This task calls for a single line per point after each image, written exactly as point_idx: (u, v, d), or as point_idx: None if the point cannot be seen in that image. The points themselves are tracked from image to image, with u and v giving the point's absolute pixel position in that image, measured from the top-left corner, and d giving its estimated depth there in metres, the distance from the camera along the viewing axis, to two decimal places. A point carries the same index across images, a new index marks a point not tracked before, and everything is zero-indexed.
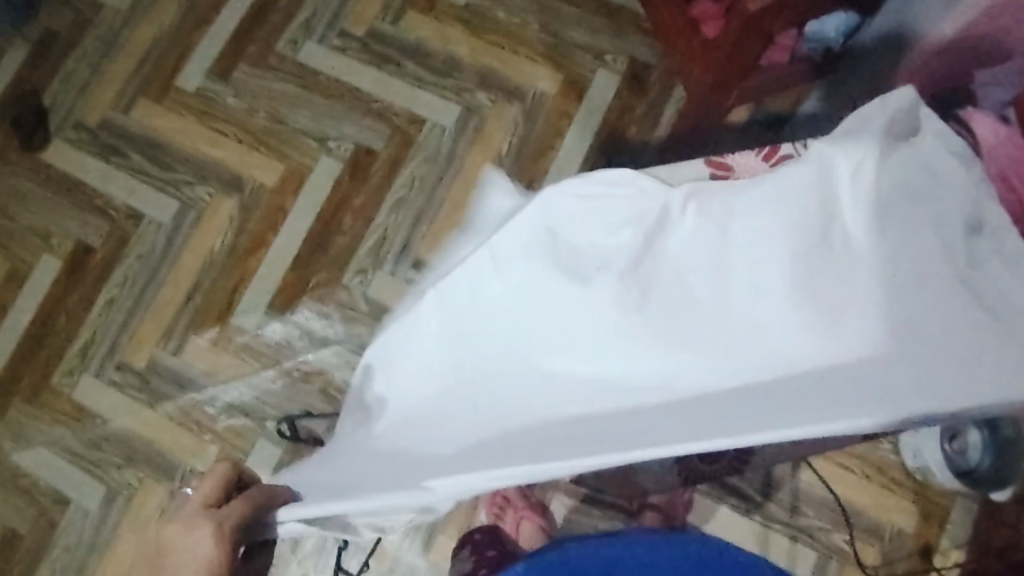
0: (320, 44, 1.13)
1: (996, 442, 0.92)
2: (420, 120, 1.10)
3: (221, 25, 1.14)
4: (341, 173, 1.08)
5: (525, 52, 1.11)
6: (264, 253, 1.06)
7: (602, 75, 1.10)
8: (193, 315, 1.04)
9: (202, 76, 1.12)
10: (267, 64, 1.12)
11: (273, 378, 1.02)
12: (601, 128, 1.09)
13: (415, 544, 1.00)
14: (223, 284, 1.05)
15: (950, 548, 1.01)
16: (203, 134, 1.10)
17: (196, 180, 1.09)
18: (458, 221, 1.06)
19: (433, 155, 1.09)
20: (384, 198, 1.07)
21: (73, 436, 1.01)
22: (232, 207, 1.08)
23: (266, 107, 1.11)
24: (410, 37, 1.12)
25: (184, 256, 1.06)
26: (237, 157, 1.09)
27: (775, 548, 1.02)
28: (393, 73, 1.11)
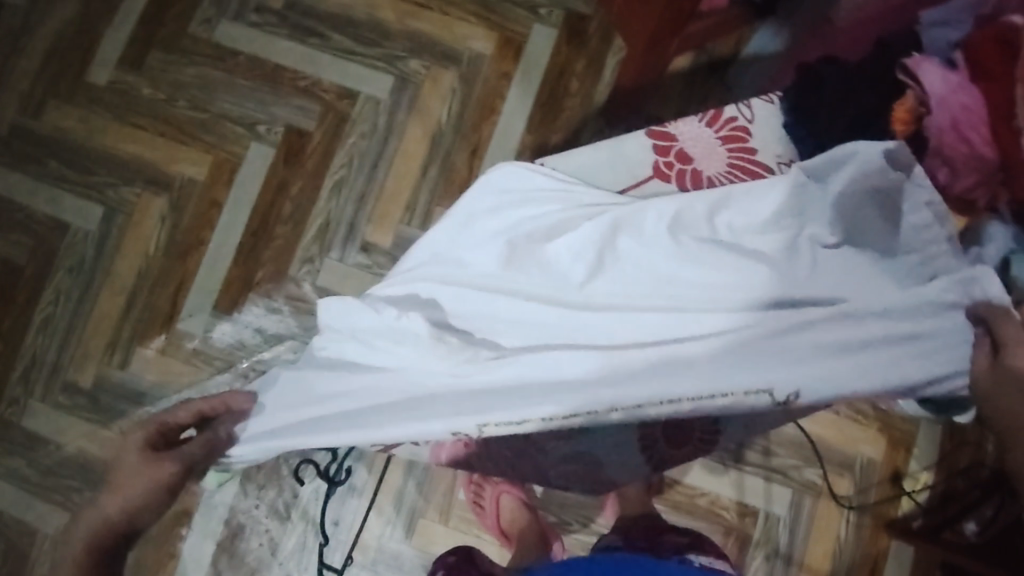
0: (236, 21, 1.05)
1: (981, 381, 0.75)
2: (351, 94, 1.04)
3: (126, 10, 1.06)
4: (274, 159, 1.03)
5: (457, 12, 1.06)
6: (204, 251, 1.01)
7: (539, 30, 1.06)
8: (135, 326, 0.99)
9: (112, 67, 1.04)
10: (181, 47, 1.05)
11: (230, 382, 0.98)
12: (542, 87, 1.05)
13: (396, 531, 0.99)
14: (162, 290, 1.00)
15: (918, 470, 1.04)
16: (121, 131, 1.03)
17: (120, 181, 1.02)
18: (403, 198, 1.02)
19: (370, 130, 1.04)
20: (323, 180, 1.03)
21: (29, 466, 0.97)
22: (162, 206, 1.02)
23: (186, 95, 1.04)
24: (332, 5, 1.06)
25: (118, 263, 1.01)
26: (161, 153, 1.03)
27: (751, 491, 1.03)
28: (319, 46, 1.05)
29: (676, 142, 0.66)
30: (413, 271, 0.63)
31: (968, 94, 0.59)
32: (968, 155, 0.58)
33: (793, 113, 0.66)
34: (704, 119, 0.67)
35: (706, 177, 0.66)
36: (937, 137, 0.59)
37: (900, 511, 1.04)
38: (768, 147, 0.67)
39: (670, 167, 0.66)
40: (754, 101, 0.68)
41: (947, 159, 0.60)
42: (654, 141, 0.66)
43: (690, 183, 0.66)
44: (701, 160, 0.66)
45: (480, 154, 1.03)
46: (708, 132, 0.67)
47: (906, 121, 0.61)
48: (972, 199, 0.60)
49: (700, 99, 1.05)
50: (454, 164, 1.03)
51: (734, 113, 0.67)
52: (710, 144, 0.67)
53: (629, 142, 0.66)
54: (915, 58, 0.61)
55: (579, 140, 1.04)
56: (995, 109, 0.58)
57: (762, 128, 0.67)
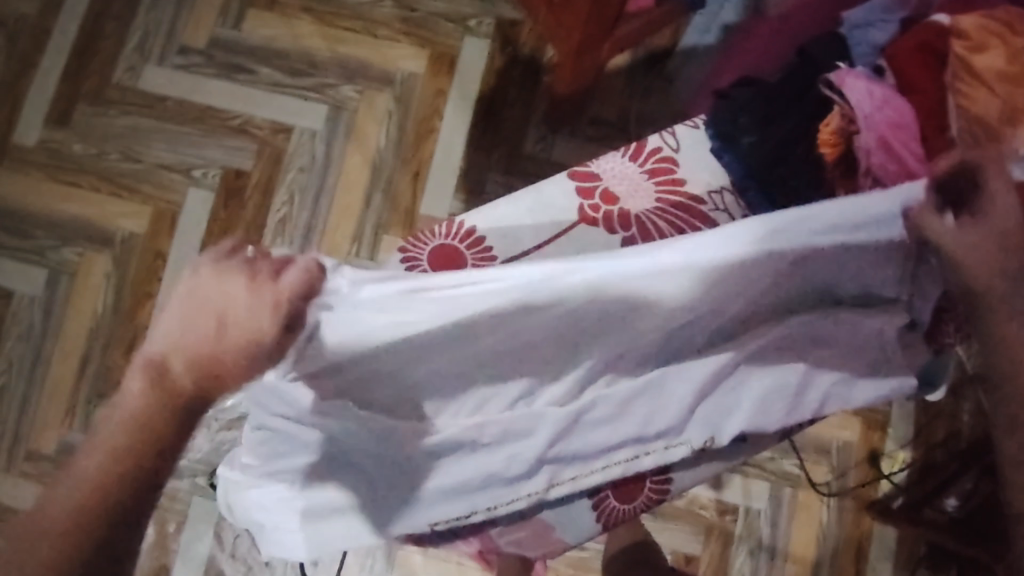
0: (161, 65, 1.03)
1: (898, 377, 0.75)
2: (286, 128, 1.02)
3: (48, 64, 1.03)
4: (214, 203, 1.01)
5: (385, 33, 1.04)
6: (153, 303, 0.99)
7: (471, 42, 1.03)
8: (91, 387, 0.98)
9: (40, 126, 1.02)
10: (108, 98, 1.02)
11: (193, 434, 0.97)
12: (479, 101, 1.03)
13: (377, 563, 0.98)
14: (115, 347, 0.99)
15: (895, 449, 1.03)
16: (55, 190, 1.01)
17: (60, 242, 1.00)
18: (350, 229, 1.00)
19: (310, 162, 1.02)
20: (266, 220, 1.01)
21: None
22: (105, 263, 1.00)
23: (118, 146, 1.02)
24: (257, 38, 1.03)
25: (68, 325, 0.99)
26: (99, 208, 1.01)
27: (730, 488, 1.03)
28: (248, 82, 1.03)
29: (600, 181, 0.62)
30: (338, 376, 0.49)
31: (894, 110, 0.56)
32: (900, 173, 0.55)
33: (718, 139, 0.62)
34: (628, 154, 0.63)
35: (635, 216, 0.61)
36: (866, 157, 0.56)
37: (881, 492, 1.03)
38: (697, 176, 0.63)
39: (596, 209, 0.61)
40: (677, 126, 0.64)
41: (878, 179, 0.56)
42: (577, 183, 0.62)
43: (619, 224, 0.61)
44: (627, 198, 0.62)
45: (423, 176, 1.01)
46: (632, 167, 0.63)
47: (832, 143, 0.58)
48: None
49: (642, 93, 1.03)
50: (398, 189, 1.01)
51: (657, 145, 0.63)
52: (636, 180, 0.62)
53: (550, 188, 0.61)
54: (837, 73, 0.58)
55: (523, 151, 1.02)
56: (922, 121, 0.56)
57: (688, 156, 0.63)
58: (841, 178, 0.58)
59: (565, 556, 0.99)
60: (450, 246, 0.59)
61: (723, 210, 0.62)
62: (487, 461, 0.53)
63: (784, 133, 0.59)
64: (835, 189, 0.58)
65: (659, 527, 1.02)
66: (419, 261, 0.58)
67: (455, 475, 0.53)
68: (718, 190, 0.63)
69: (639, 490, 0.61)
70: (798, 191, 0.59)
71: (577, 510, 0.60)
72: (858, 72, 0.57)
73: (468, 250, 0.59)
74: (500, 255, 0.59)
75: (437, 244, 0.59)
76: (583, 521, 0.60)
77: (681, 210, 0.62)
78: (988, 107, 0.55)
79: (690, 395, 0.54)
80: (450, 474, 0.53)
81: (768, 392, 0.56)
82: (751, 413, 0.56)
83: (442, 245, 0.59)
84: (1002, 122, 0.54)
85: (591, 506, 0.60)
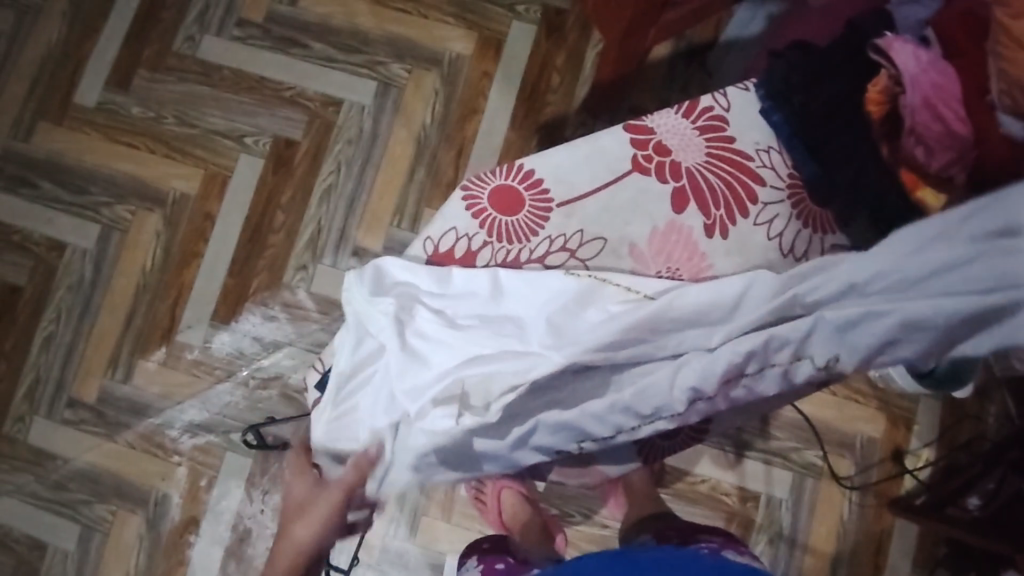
0: (220, 36, 1.07)
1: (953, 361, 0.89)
2: (336, 101, 1.06)
3: (111, 31, 1.08)
4: (264, 169, 1.04)
5: (435, 15, 1.07)
6: (199, 263, 1.03)
7: (518, 28, 1.07)
8: (135, 340, 1.01)
9: (101, 89, 1.06)
10: (167, 65, 1.07)
11: (231, 391, 1.00)
12: (523, 84, 1.06)
13: (401, 529, 1.00)
14: (160, 303, 1.02)
15: (920, 448, 1.04)
16: (113, 149, 1.05)
17: (114, 200, 1.04)
18: (391, 203, 1.03)
19: (357, 135, 1.05)
20: (312, 188, 1.04)
21: (38, 482, 0.99)
22: (156, 222, 1.04)
23: (175, 111, 1.06)
24: (312, 15, 1.07)
25: (116, 279, 1.03)
26: (153, 169, 1.05)
27: (752, 476, 1.04)
28: (302, 56, 1.07)
29: (653, 134, 0.65)
30: (437, 354, 0.55)
31: (940, 73, 0.57)
32: (942, 134, 0.57)
33: (769, 99, 0.65)
34: (680, 111, 0.66)
35: (686, 168, 0.65)
36: (910, 116, 0.57)
37: (904, 489, 1.04)
38: (746, 135, 0.66)
39: (649, 160, 0.65)
40: (729, 89, 0.67)
41: (921, 138, 0.58)
42: (632, 135, 0.65)
43: (668, 176, 0.64)
44: (679, 151, 0.65)
45: (465, 154, 1.04)
46: (684, 123, 0.66)
47: (880, 102, 0.60)
48: (947, 176, 0.58)
49: (682, 85, 1.05)
50: (441, 163, 1.04)
51: (709, 103, 0.66)
52: (688, 134, 0.65)
53: (608, 139, 0.65)
54: (887, 38, 0.59)
55: (563, 135, 1.04)
56: (969, 84, 0.57)
57: (739, 115, 0.66)
58: (885, 136, 0.61)
59: (586, 531, 1.00)
60: (509, 187, 0.63)
61: (771, 168, 0.65)
62: (593, 417, 0.53)
63: (834, 92, 0.61)
64: (880, 147, 0.61)
65: (682, 510, 1.02)
66: (479, 201, 0.62)
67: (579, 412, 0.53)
68: (767, 148, 0.66)
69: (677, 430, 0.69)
70: (844, 149, 0.61)
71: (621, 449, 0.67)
72: (903, 38, 0.59)
73: (526, 191, 0.63)
74: (557, 198, 0.63)
75: (497, 184, 0.63)
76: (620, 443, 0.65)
77: (728, 165, 0.65)
78: None
79: (756, 346, 0.49)
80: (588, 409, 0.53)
81: (874, 324, 0.47)
82: (873, 340, 0.47)
83: (502, 185, 0.63)
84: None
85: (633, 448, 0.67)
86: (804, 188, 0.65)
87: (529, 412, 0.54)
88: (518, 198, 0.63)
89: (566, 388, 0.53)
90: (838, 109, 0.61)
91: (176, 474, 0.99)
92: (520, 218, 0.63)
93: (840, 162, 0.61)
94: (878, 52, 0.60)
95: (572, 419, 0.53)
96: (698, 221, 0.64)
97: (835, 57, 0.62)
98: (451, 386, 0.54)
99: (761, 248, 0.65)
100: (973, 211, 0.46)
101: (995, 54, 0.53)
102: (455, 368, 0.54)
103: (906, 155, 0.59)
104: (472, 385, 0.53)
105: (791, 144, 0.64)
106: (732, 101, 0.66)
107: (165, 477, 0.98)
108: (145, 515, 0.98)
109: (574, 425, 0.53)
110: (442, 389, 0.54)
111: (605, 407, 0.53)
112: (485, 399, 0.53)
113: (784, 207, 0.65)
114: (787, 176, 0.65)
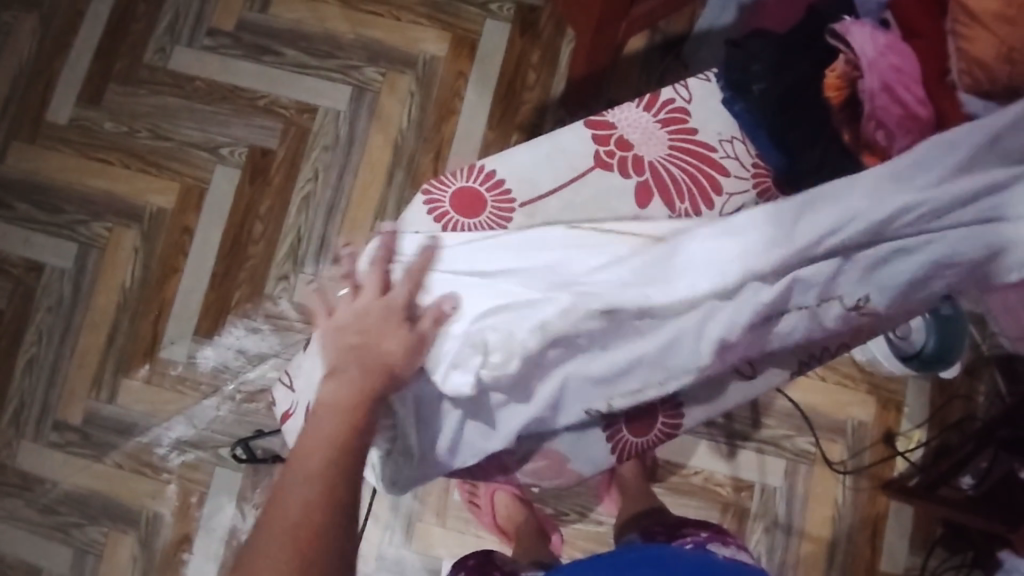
0: (190, 46, 1.06)
1: (942, 335, 0.95)
2: (311, 108, 1.04)
3: (80, 46, 1.06)
4: (240, 179, 1.03)
5: (408, 16, 1.06)
6: (179, 277, 1.02)
7: (492, 26, 1.06)
8: (118, 358, 1.00)
9: (73, 105, 1.05)
10: (138, 78, 1.05)
11: (217, 406, 0.99)
12: (498, 82, 1.05)
13: (396, 535, 0.99)
14: (142, 320, 1.01)
15: (911, 429, 1.04)
16: (87, 166, 1.04)
17: (90, 218, 1.03)
18: (370, 208, 1.03)
19: (333, 141, 1.04)
20: (290, 197, 1.03)
21: (28, 506, 0.98)
22: (134, 238, 1.02)
23: (147, 125, 1.04)
24: (283, 22, 1.06)
25: (96, 298, 1.02)
26: (128, 184, 1.03)
27: (745, 466, 1.04)
28: (274, 63, 1.05)
29: (614, 129, 0.64)
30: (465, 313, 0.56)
31: (899, 55, 0.56)
32: (903, 117, 0.56)
33: (728, 88, 0.64)
34: (641, 104, 0.65)
35: (648, 162, 0.63)
36: (870, 100, 0.57)
37: (897, 471, 1.04)
38: (709, 125, 0.64)
39: (611, 155, 0.64)
40: (690, 80, 0.66)
41: (881, 121, 0.57)
42: (593, 131, 0.64)
43: (631, 170, 0.63)
44: (640, 145, 0.64)
45: (443, 155, 1.03)
46: (645, 116, 0.64)
47: (838, 87, 0.59)
48: None
49: (658, 77, 1.05)
50: (419, 166, 1.03)
51: (670, 95, 0.65)
52: (649, 128, 0.64)
53: (569, 136, 0.64)
54: (844, 22, 0.58)
55: (541, 131, 1.03)
56: (930, 66, 0.56)
57: (700, 106, 0.65)
58: (846, 121, 0.59)
59: (582, 530, 1.00)
60: (471, 188, 0.63)
61: (735, 159, 0.64)
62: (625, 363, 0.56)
63: (794, 79, 0.61)
64: (841, 133, 0.60)
65: (676, 503, 1.02)
66: (442, 203, 0.62)
67: (607, 361, 0.56)
68: (730, 137, 0.64)
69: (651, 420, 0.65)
70: (809, 134, 0.61)
71: (592, 441, 0.64)
72: (860, 23, 0.58)
73: (488, 192, 0.63)
74: (519, 199, 0.63)
75: (460, 186, 0.63)
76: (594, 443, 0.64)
77: (691, 157, 0.64)
78: (985, 48, 0.51)
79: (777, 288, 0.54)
80: (616, 359, 0.56)
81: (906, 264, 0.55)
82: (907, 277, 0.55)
83: (463, 187, 0.63)
84: (998, 62, 0.51)
85: (604, 437, 0.65)
86: (769, 176, 0.64)
87: (559, 365, 0.57)
88: (479, 201, 0.63)
89: (592, 344, 0.56)
90: (799, 96, 0.61)
91: (167, 492, 0.98)
92: (482, 220, 0.62)
93: (805, 150, 0.61)
94: (835, 36, 0.59)
95: (604, 367, 0.56)
96: (661, 215, 0.63)
97: (795, 43, 0.62)
98: (472, 340, 0.54)
99: None
100: (946, 163, 0.53)
101: (955, 32, 0.53)
102: (481, 324, 0.55)
103: (868, 141, 0.58)
104: (497, 338, 0.54)
105: (754, 133, 0.63)
106: (692, 89, 0.65)
107: (156, 496, 0.98)
108: (137, 535, 0.97)
109: (612, 372, 0.57)
110: (462, 351, 0.54)
111: (635, 351, 0.56)
112: (507, 352, 0.54)
113: (749, 196, 0.63)
114: (752, 165, 0.64)
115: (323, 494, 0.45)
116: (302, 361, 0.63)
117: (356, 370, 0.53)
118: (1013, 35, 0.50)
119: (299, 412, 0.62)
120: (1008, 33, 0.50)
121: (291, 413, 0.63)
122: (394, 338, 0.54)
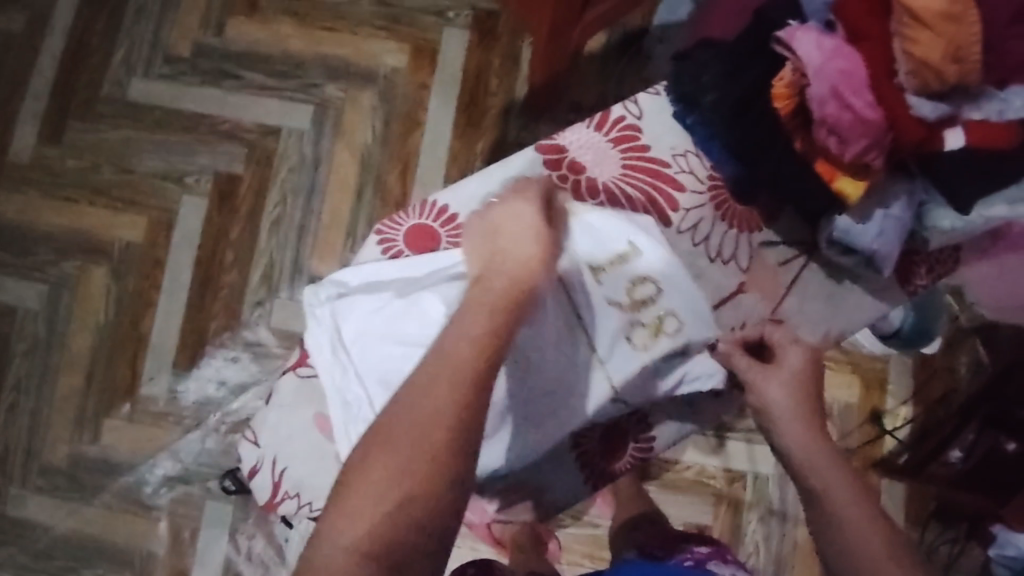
0: (146, 77, 1.04)
1: (917, 317, 0.94)
2: (274, 130, 1.03)
3: (35, 81, 1.05)
4: (207, 209, 1.02)
5: (365, 30, 1.05)
6: (154, 311, 1.01)
7: (450, 36, 1.04)
8: (98, 398, 0.99)
9: (32, 144, 1.03)
10: (95, 112, 1.04)
11: (203, 439, 0.98)
12: (461, 93, 1.04)
13: None
14: (119, 357, 1.00)
15: (897, 406, 1.05)
16: (51, 205, 1.02)
17: (58, 257, 1.01)
18: (342, 229, 1.02)
19: (299, 163, 1.03)
20: (260, 221, 1.02)
21: (19, 553, 0.97)
22: (104, 274, 1.01)
23: (109, 159, 1.03)
24: (239, 45, 1.04)
25: (71, 338, 1.01)
26: (94, 221, 1.02)
27: (735, 457, 1.04)
28: (234, 88, 1.04)
29: (567, 153, 0.63)
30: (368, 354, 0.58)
31: (846, 58, 0.52)
32: (854, 122, 0.52)
33: (678, 102, 0.63)
34: (592, 123, 0.64)
35: (603, 183, 0.63)
36: (819, 108, 0.52)
37: (886, 449, 1.04)
38: (662, 140, 0.64)
39: (565, 179, 0.63)
40: (640, 95, 0.64)
41: (832, 128, 0.53)
42: (545, 156, 0.63)
43: (586, 193, 0.63)
44: (594, 167, 0.63)
45: (411, 169, 1.02)
46: (597, 136, 0.63)
47: (787, 95, 0.56)
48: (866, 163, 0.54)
49: (619, 77, 1.04)
50: (387, 181, 1.02)
51: (621, 112, 0.64)
52: (602, 148, 0.63)
53: (519, 164, 0.63)
54: (788, 28, 0.54)
55: (508, 138, 1.03)
56: (878, 66, 0.52)
57: (651, 121, 0.64)
58: (798, 127, 0.57)
59: (577, 534, 1.00)
60: (424, 226, 0.62)
61: (689, 172, 0.64)
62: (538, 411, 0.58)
63: (741, 92, 0.58)
64: (795, 140, 0.57)
65: (669, 500, 1.03)
66: (395, 243, 0.62)
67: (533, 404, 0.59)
68: (683, 152, 0.64)
69: (621, 445, 0.63)
70: (760, 145, 0.59)
71: (563, 470, 0.63)
72: (805, 29, 0.53)
73: (442, 228, 0.62)
74: None
75: (412, 224, 0.62)
76: (569, 472, 0.63)
77: (646, 175, 0.63)
78: (930, 50, 0.49)
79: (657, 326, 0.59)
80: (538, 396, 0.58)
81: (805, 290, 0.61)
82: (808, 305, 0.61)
83: (416, 224, 0.62)
84: (945, 63, 0.49)
85: (576, 466, 0.63)
86: (724, 188, 0.64)
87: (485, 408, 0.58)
88: (432, 236, 0.62)
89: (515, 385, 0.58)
90: (751, 103, 0.59)
91: (156, 530, 0.97)
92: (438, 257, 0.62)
93: (756, 159, 0.60)
94: (779, 40, 0.54)
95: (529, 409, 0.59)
96: None
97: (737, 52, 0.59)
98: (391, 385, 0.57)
99: (686, 255, 0.64)
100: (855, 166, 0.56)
101: (900, 35, 0.50)
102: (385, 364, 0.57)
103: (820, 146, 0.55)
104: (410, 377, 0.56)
105: (705, 146, 0.63)
106: (641, 101, 0.64)
107: (146, 534, 0.97)
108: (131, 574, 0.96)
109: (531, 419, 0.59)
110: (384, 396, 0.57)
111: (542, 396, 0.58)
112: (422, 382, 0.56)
113: (706, 210, 0.64)
114: (706, 178, 0.64)
115: (450, 424, 0.41)
116: (265, 416, 0.63)
117: (477, 311, 0.47)
118: (960, 33, 0.48)
119: (266, 467, 0.63)
120: (953, 32, 0.48)
121: (259, 469, 0.63)
122: (519, 252, 0.51)
